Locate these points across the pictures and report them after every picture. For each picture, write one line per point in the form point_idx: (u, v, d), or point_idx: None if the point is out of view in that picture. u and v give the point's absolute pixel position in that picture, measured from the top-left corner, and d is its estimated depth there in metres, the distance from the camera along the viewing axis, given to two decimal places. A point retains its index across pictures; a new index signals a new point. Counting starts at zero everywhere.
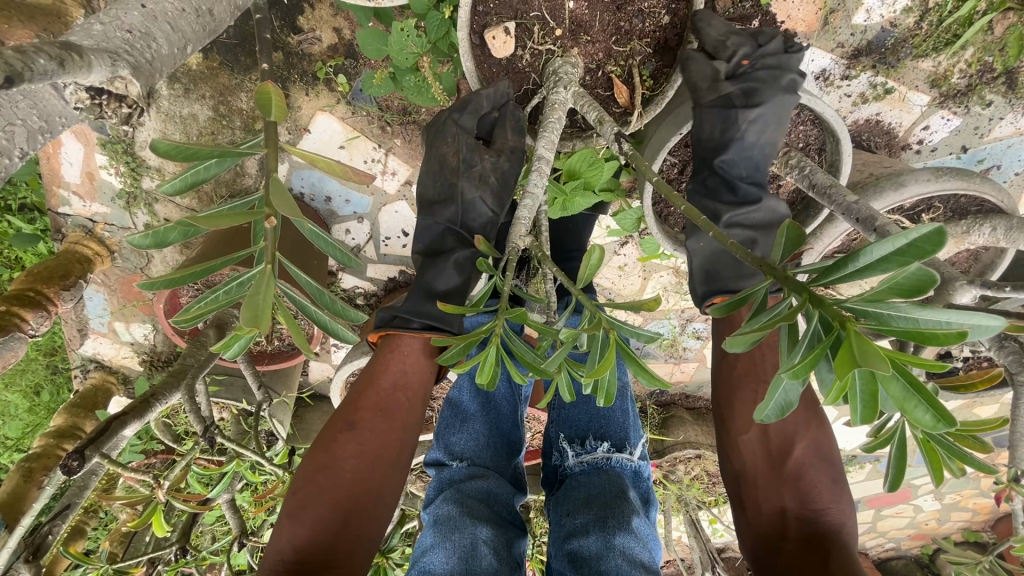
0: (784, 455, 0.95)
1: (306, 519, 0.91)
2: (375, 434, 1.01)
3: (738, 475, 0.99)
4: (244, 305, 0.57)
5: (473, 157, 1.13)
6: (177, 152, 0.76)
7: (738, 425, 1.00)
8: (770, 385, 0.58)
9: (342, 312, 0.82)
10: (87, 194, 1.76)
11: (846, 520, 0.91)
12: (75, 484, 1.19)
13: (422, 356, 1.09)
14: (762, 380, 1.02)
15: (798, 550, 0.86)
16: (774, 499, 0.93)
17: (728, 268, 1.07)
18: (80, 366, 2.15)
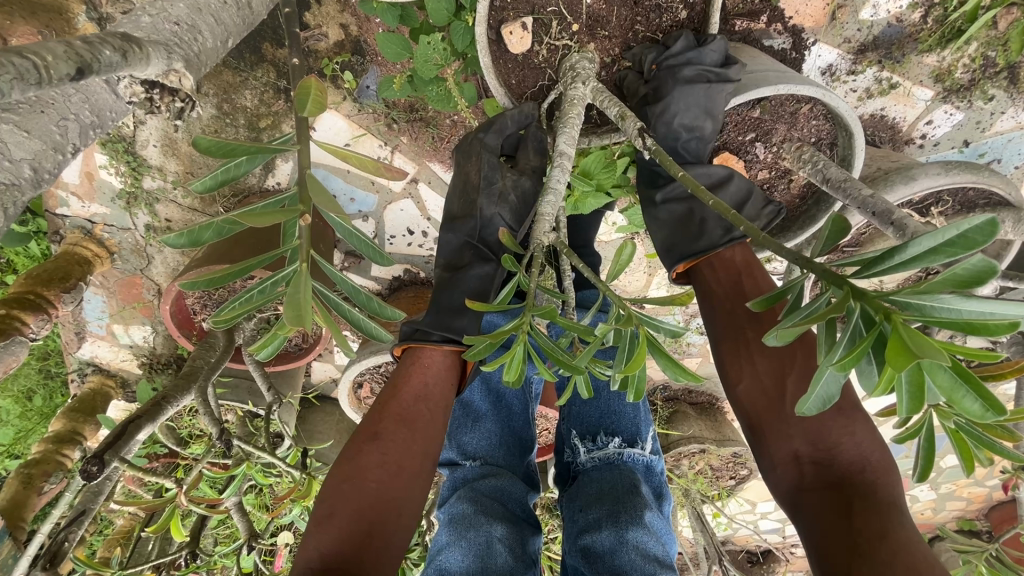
0: (782, 400, 0.94)
1: (333, 528, 0.91)
2: (398, 444, 1.02)
3: (749, 431, 0.99)
4: (287, 303, 0.57)
5: (495, 175, 1.18)
6: (212, 146, 0.77)
7: (730, 380, 1.01)
8: (814, 377, 0.59)
9: (378, 310, 0.85)
10: (86, 195, 1.72)
11: (869, 452, 0.87)
12: (89, 490, 1.17)
13: (443, 367, 1.11)
14: (743, 326, 1.02)
15: (817, 499, 0.86)
16: (783, 446, 0.93)
17: (684, 237, 1.14)
18: (77, 370, 2.11)
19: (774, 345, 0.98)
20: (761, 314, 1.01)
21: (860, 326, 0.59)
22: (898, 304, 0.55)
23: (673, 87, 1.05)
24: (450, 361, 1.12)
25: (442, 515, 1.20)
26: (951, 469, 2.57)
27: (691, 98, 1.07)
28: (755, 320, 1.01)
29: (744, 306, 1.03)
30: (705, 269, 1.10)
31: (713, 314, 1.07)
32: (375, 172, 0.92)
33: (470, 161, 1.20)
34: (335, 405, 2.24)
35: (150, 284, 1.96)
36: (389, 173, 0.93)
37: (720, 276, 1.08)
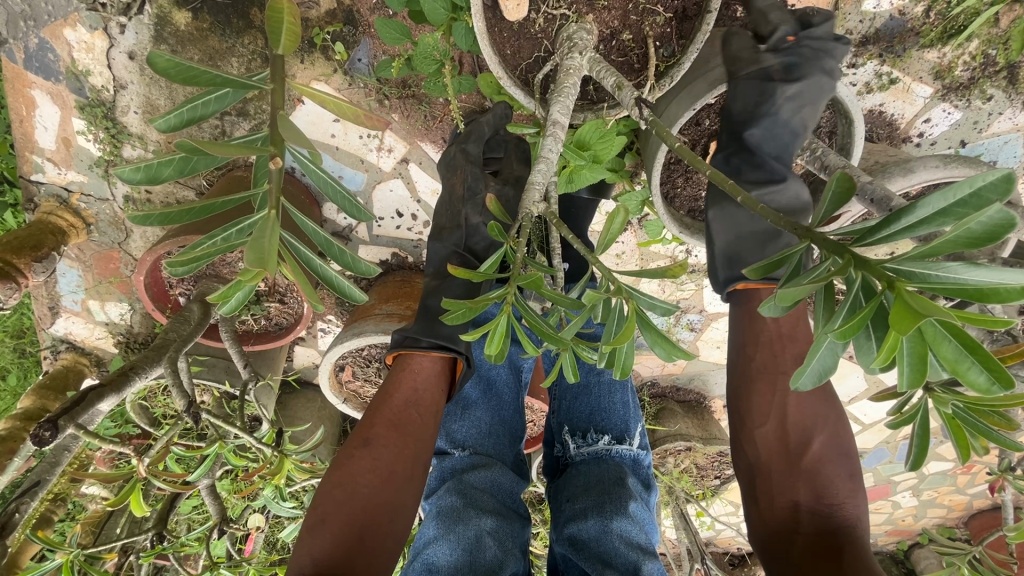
0: (802, 451, 0.93)
1: (324, 533, 0.92)
2: (388, 451, 1.02)
3: (753, 470, 0.96)
4: (248, 246, 0.54)
5: (477, 184, 1.32)
6: (181, 72, 0.72)
7: (755, 419, 0.97)
8: (811, 348, 0.56)
9: (353, 265, 0.87)
10: (63, 161, 1.65)
11: (860, 516, 0.90)
12: (45, 461, 1.09)
13: (433, 373, 1.12)
14: (780, 371, 0.98)
15: (810, 546, 0.85)
16: (788, 493, 0.91)
17: (754, 249, 1.03)
18: (50, 347, 2.04)
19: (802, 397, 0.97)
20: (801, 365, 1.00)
21: (860, 297, 0.56)
22: (901, 272, 0.52)
23: (812, 72, 1.04)
24: (440, 365, 1.14)
25: (429, 508, 1.14)
26: (932, 475, 2.56)
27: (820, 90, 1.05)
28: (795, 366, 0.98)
29: (790, 353, 0.99)
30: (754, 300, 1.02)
31: (751, 345, 1.01)
32: (355, 120, 0.95)
33: (458, 175, 1.33)
34: (317, 391, 2.19)
35: (129, 258, 1.90)
36: (369, 121, 0.96)
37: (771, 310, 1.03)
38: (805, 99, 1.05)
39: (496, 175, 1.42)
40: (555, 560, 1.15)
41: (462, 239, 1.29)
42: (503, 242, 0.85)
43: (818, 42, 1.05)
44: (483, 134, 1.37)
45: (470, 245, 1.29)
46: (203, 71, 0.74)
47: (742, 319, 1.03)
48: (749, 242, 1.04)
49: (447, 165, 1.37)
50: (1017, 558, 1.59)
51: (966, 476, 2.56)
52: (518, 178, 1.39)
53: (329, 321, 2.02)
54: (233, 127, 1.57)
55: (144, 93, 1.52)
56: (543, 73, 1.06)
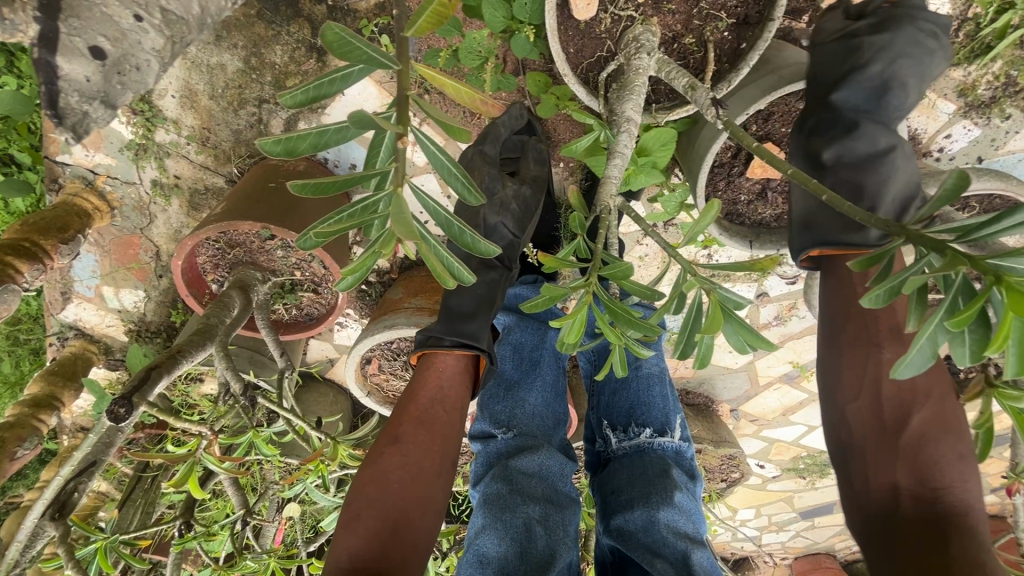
0: (900, 428, 0.86)
1: (359, 529, 0.91)
2: (416, 447, 1.01)
3: (844, 448, 0.92)
4: (395, 217, 0.51)
5: (495, 186, 1.31)
6: (338, 46, 0.56)
7: (845, 394, 0.92)
8: (915, 339, 0.59)
9: (468, 246, 0.68)
10: (92, 143, 1.62)
11: (974, 502, 0.81)
12: (98, 439, 1.06)
13: (456, 370, 1.13)
14: (878, 343, 0.91)
15: (913, 533, 0.80)
16: (884, 475, 0.86)
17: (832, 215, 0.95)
18: (57, 333, 1.99)
19: (904, 370, 0.89)
20: (902, 334, 0.91)
21: (959, 296, 0.59)
22: (1005, 268, 0.55)
23: (893, 31, 1.00)
24: (463, 363, 1.14)
25: (476, 496, 1.14)
26: None
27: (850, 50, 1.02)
28: (896, 340, 0.90)
29: (883, 322, 0.92)
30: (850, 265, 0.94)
31: (845, 316, 0.94)
32: (471, 108, 0.72)
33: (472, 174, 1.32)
34: (331, 385, 2.18)
35: (150, 245, 1.87)
36: (487, 108, 0.72)
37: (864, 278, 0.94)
38: (888, 54, 1.00)
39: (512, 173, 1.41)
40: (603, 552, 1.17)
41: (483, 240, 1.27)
42: (579, 235, 0.91)
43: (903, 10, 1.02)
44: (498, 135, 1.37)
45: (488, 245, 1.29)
46: (356, 45, 0.56)
47: (839, 287, 0.95)
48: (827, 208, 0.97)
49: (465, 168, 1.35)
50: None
51: None
52: (536, 178, 1.38)
53: (349, 315, 2.01)
54: (271, 116, 1.60)
55: (184, 77, 1.50)
56: (607, 72, 1.08)
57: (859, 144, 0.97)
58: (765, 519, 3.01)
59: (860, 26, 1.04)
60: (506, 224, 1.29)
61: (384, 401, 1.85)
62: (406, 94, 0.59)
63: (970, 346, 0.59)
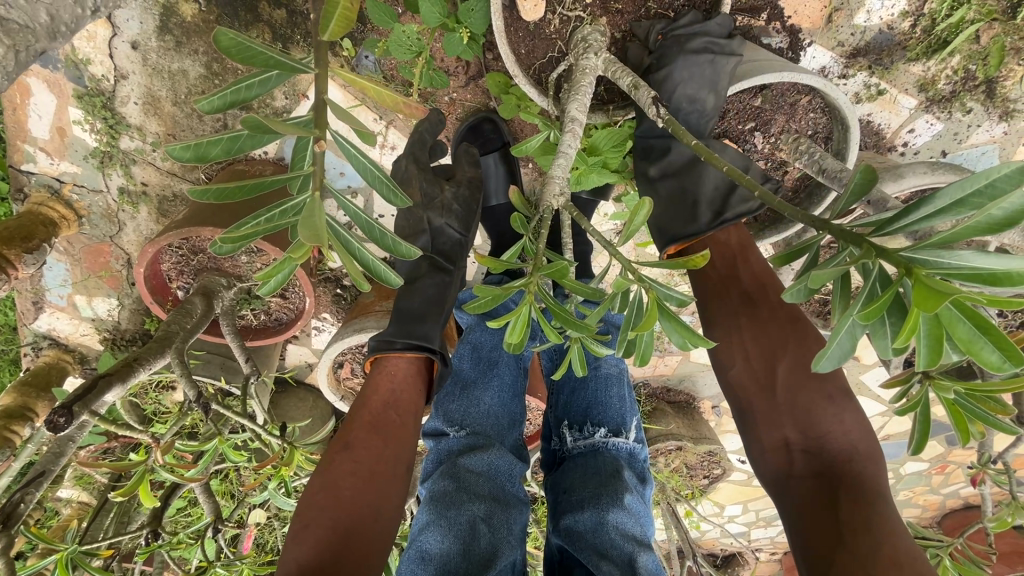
0: (774, 384, 0.88)
1: (308, 538, 0.90)
2: (367, 452, 1.00)
3: (737, 416, 0.92)
4: (301, 222, 0.52)
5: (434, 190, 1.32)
6: (237, 50, 0.61)
7: (722, 361, 0.93)
8: (832, 332, 0.59)
9: (392, 249, 0.72)
10: (56, 151, 1.61)
11: (857, 440, 0.83)
12: (50, 451, 1.06)
13: (408, 374, 1.11)
14: (733, 310, 0.94)
15: (805, 489, 0.82)
16: (774, 433, 0.86)
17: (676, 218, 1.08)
18: (31, 343, 1.98)
19: (764, 324, 0.91)
20: (756, 294, 0.94)
21: (876, 286, 0.59)
22: (916, 260, 0.55)
23: (677, 55, 1.05)
24: (416, 365, 1.13)
25: (423, 492, 1.14)
26: (908, 476, 2.64)
27: (693, 69, 1.06)
28: (751, 300, 0.94)
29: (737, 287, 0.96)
30: (699, 242, 1.02)
31: (710, 286, 0.98)
32: (392, 110, 0.79)
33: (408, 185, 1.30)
34: (310, 389, 2.17)
35: (120, 253, 1.86)
36: (407, 110, 0.80)
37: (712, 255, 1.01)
38: (689, 72, 1.06)
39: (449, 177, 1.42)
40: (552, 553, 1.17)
41: (429, 242, 1.28)
42: (523, 234, 0.91)
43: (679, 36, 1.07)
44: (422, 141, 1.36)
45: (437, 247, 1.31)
46: (257, 49, 0.62)
47: (695, 265, 1.00)
48: (672, 214, 1.09)
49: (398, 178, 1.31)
50: (993, 549, 1.66)
51: (940, 475, 2.63)
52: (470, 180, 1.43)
53: (324, 319, 2.00)
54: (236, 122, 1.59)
55: (146, 83, 1.50)
56: (557, 73, 1.09)
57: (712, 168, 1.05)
58: (752, 514, 3.02)
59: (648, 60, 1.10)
60: (452, 225, 1.34)
61: None
62: (324, 98, 0.59)
63: (890, 337, 0.59)
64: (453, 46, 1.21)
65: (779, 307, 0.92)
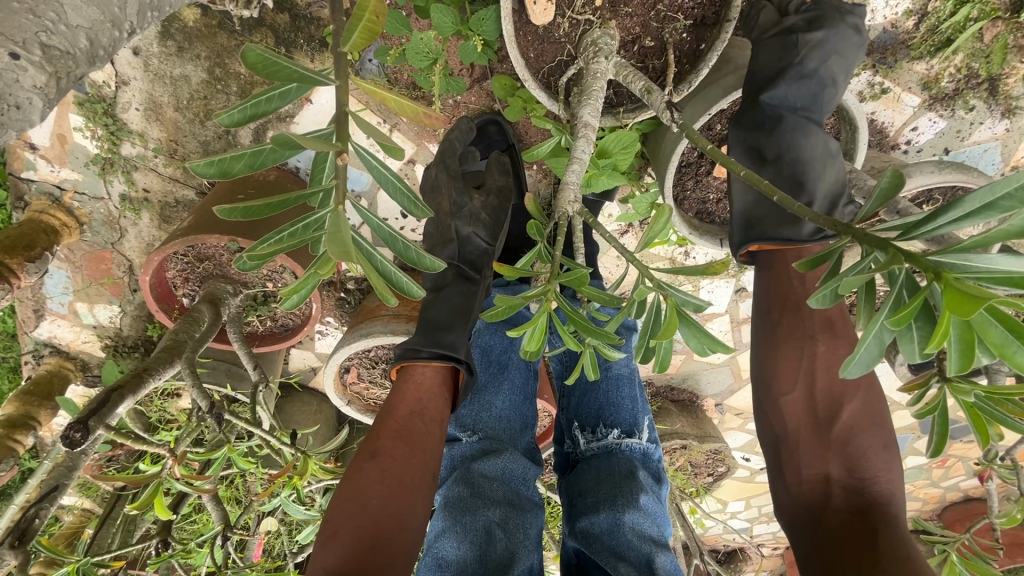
0: (831, 420, 0.90)
1: (335, 548, 0.89)
2: (395, 461, 0.99)
3: (780, 441, 0.93)
4: (329, 238, 0.52)
5: (463, 199, 1.34)
6: (262, 67, 0.61)
7: (780, 386, 0.94)
8: (861, 337, 0.59)
9: (414, 262, 0.71)
10: (56, 158, 1.59)
11: (894, 490, 0.86)
12: (62, 464, 1.05)
13: (434, 383, 1.11)
14: (812, 338, 0.93)
15: (840, 522, 0.84)
16: (818, 466, 0.89)
17: (772, 214, 0.98)
18: (32, 351, 1.96)
19: (837, 362, 0.92)
20: (834, 327, 0.94)
21: (903, 292, 0.59)
22: (943, 264, 0.55)
23: (831, 24, 1.03)
24: (441, 375, 1.13)
25: (438, 499, 1.14)
26: (910, 470, 2.65)
27: (846, 42, 1.03)
28: (828, 333, 0.93)
29: (818, 317, 0.94)
30: (784, 260, 0.98)
31: (780, 307, 0.97)
32: (416, 121, 0.78)
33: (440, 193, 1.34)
34: (314, 394, 2.16)
35: (122, 259, 1.84)
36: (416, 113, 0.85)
37: (800, 275, 0.97)
38: (829, 49, 1.03)
39: (477, 186, 1.43)
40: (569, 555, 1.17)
41: (456, 250, 1.28)
42: (537, 240, 0.91)
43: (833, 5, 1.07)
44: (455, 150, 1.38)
45: (463, 256, 1.31)
46: (281, 64, 0.62)
47: (772, 286, 0.99)
48: (766, 205, 1.00)
49: (429, 186, 1.37)
50: (998, 543, 1.67)
51: (941, 469, 2.65)
52: (501, 188, 1.44)
53: (328, 323, 1.99)
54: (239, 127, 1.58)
55: (147, 89, 1.48)
56: (567, 76, 1.09)
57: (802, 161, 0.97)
58: (755, 511, 3.03)
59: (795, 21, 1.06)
60: (480, 234, 1.34)
61: (365, 409, 1.84)
62: (345, 111, 0.59)
63: (917, 341, 0.60)
64: (469, 54, 1.20)
65: (850, 350, 0.94)
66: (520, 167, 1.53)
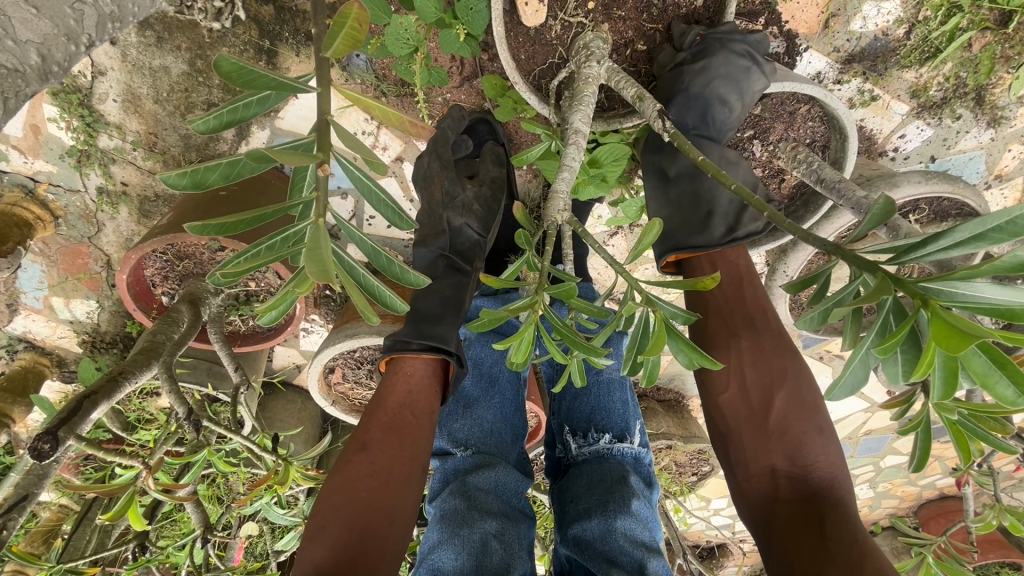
0: (766, 411, 0.89)
1: (325, 539, 0.88)
2: (384, 452, 0.98)
3: (725, 438, 0.92)
4: (307, 256, 0.50)
5: (455, 190, 1.31)
6: (239, 74, 0.59)
7: (716, 383, 0.94)
8: (846, 363, 0.60)
9: (397, 276, 0.70)
10: (30, 150, 1.53)
11: (840, 471, 0.85)
12: (32, 473, 1.02)
13: (425, 376, 1.08)
14: (734, 332, 0.95)
15: (790, 515, 0.81)
16: (761, 458, 0.87)
17: (684, 226, 1.06)
18: (5, 346, 1.90)
19: (765, 352, 0.92)
20: (755, 322, 0.96)
21: (891, 317, 0.59)
22: (929, 291, 0.55)
23: (717, 55, 1.04)
24: (433, 367, 1.10)
25: (433, 512, 1.12)
26: (889, 469, 2.69)
27: (732, 71, 1.05)
28: (749, 327, 0.95)
29: (736, 310, 0.97)
30: (700, 266, 1.04)
31: (706, 309, 0.99)
32: (398, 128, 0.78)
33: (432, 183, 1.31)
34: (299, 392, 2.13)
35: (99, 254, 1.79)
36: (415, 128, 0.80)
37: (718, 275, 1.02)
38: (719, 83, 1.06)
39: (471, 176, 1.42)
40: (563, 564, 1.16)
41: (447, 242, 1.26)
42: (526, 249, 0.90)
43: (728, 32, 1.06)
44: (447, 139, 1.35)
45: (455, 250, 1.28)
46: (259, 72, 0.60)
47: (696, 292, 1.01)
48: (682, 218, 1.08)
49: (421, 175, 1.33)
50: (975, 546, 1.69)
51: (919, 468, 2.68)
52: (494, 178, 1.42)
53: (313, 320, 1.96)
54: None
55: (125, 80, 1.43)
56: (558, 80, 1.08)
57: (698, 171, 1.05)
58: None
59: (682, 54, 1.07)
60: (472, 225, 1.33)
61: (349, 409, 1.83)
62: (327, 119, 0.57)
63: (903, 365, 0.60)
64: (451, 43, 1.17)
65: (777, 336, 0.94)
66: (512, 168, 1.52)
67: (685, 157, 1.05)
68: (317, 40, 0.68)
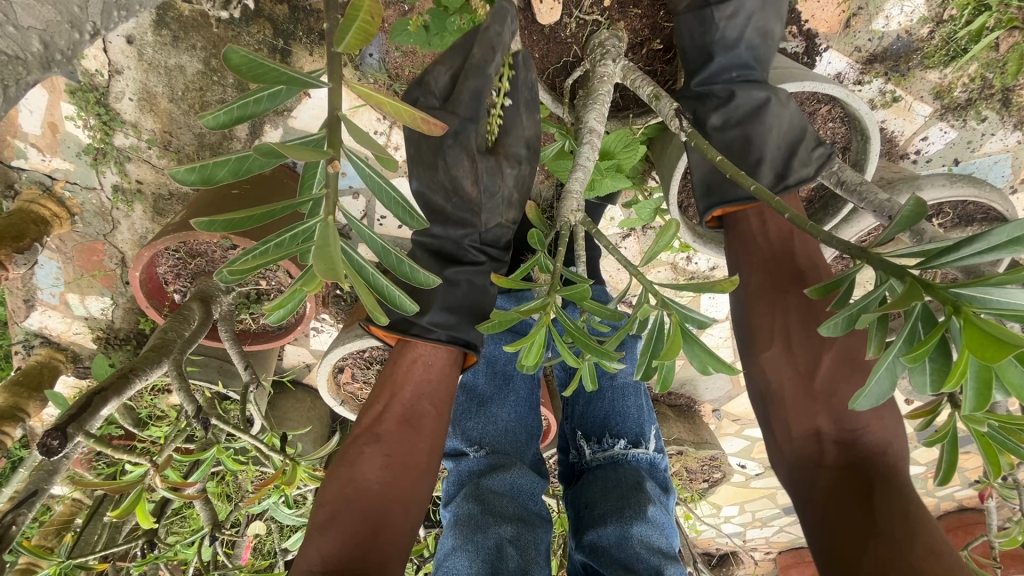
0: (813, 372, 0.87)
1: (335, 530, 0.87)
2: (399, 446, 0.96)
3: (766, 400, 0.92)
4: (316, 255, 0.49)
5: None
6: (250, 69, 0.58)
7: (760, 342, 0.93)
8: (871, 371, 0.57)
9: (407, 275, 0.69)
10: (47, 147, 1.55)
11: (892, 436, 0.83)
12: (42, 468, 1.03)
13: (445, 364, 1.03)
14: (783, 289, 0.93)
15: (835, 480, 0.80)
16: (806, 421, 0.86)
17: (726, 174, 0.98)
18: (21, 341, 1.92)
19: (814, 310, 0.90)
20: (804, 276, 0.93)
21: (919, 324, 0.56)
22: (962, 298, 0.52)
23: None
24: (453, 356, 1.05)
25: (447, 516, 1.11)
26: None
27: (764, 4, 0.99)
28: (799, 284, 0.92)
29: (786, 267, 0.94)
30: (748, 219, 1.00)
31: (752, 263, 0.97)
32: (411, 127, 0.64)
33: None
34: (308, 391, 2.14)
35: (115, 251, 1.81)
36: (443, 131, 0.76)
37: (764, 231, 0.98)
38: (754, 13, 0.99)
39: None
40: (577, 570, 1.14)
41: None
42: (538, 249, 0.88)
43: None
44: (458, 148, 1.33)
45: None
46: (268, 66, 0.59)
47: (741, 247, 0.99)
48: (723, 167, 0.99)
49: None
50: (998, 561, 1.64)
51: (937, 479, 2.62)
52: None
53: (323, 320, 1.96)
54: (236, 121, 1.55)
55: (141, 79, 1.44)
56: (573, 78, 1.06)
57: (740, 106, 0.96)
58: (749, 515, 3.01)
59: None
60: None
61: (358, 409, 1.82)
62: (336, 116, 0.56)
63: (931, 375, 0.57)
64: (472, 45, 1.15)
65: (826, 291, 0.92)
66: None
67: (733, 96, 0.97)
68: (329, 35, 0.67)
